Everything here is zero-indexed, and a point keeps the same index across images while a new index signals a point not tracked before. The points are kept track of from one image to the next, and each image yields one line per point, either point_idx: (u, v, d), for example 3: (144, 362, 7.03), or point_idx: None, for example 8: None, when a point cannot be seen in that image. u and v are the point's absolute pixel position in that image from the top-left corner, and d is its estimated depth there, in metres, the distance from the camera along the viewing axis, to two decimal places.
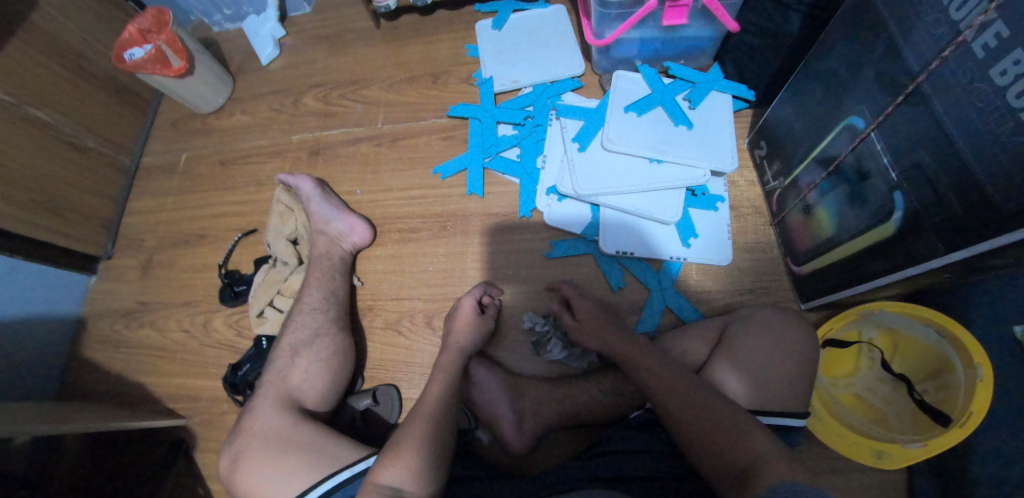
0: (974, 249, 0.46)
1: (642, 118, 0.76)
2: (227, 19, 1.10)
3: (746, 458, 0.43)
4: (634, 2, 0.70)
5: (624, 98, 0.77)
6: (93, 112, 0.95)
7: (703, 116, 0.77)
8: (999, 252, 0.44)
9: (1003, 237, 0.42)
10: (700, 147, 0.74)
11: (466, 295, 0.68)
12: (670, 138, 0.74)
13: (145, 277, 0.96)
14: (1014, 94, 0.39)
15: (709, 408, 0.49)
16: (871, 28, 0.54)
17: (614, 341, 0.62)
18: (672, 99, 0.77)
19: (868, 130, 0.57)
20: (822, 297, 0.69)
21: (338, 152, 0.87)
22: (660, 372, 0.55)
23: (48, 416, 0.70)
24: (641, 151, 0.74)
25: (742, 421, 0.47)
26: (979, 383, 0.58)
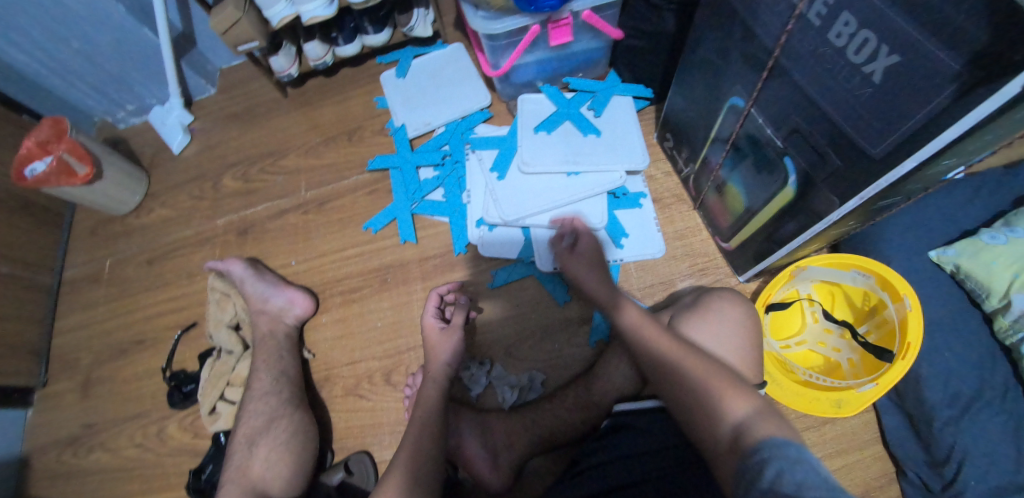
0: (862, 197, 0.50)
1: (553, 135, 0.80)
2: (132, 114, 1.10)
3: (730, 423, 0.42)
4: (521, 29, 0.75)
5: (532, 119, 0.81)
6: (4, 235, 0.90)
7: (608, 122, 0.81)
8: (884, 192, 0.48)
9: (882, 180, 0.47)
10: (610, 153, 0.78)
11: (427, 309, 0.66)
12: (582, 149, 0.78)
13: (86, 398, 0.89)
14: (851, 51, 0.43)
15: (683, 374, 0.49)
16: (728, 16, 0.59)
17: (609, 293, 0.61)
18: (577, 112, 0.81)
19: (748, 107, 0.61)
20: (755, 266, 0.73)
21: (266, 227, 0.86)
22: (649, 339, 0.54)
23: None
24: (558, 167, 0.77)
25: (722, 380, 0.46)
26: (910, 313, 0.63)
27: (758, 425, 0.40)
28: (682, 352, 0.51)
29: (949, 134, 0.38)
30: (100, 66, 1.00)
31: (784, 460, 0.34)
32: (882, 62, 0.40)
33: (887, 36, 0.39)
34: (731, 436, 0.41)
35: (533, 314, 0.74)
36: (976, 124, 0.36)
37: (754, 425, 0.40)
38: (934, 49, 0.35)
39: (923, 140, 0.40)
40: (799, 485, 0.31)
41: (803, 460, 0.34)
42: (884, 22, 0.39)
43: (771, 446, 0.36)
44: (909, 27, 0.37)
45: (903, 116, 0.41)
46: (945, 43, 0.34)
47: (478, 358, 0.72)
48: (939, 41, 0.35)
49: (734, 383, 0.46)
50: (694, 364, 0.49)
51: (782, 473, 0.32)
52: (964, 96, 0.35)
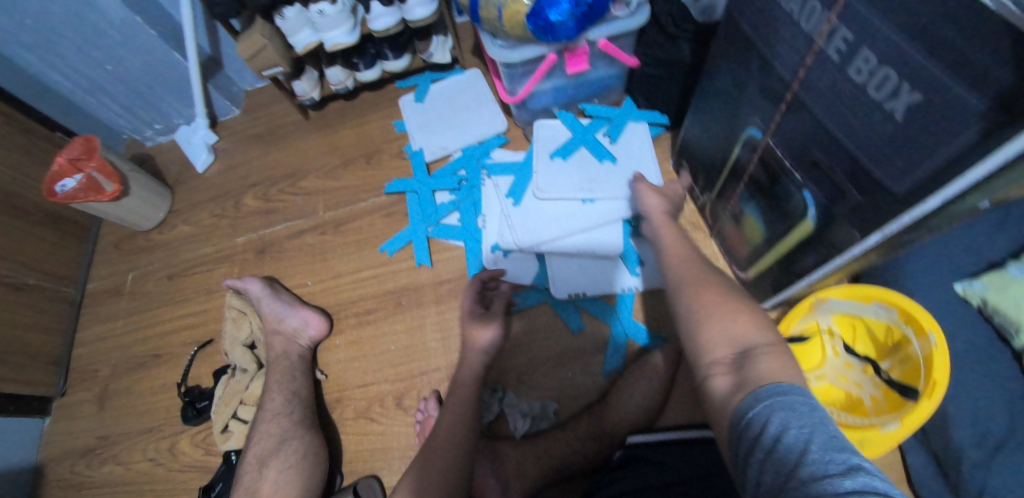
0: (883, 233, 0.48)
1: (570, 162, 0.81)
2: (159, 133, 1.14)
3: (731, 350, 0.41)
4: (537, 58, 0.76)
5: (550, 145, 0.83)
6: (31, 248, 0.93)
7: (625, 149, 0.82)
8: (906, 229, 0.46)
9: (905, 216, 0.45)
10: (626, 180, 0.79)
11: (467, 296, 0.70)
12: (599, 176, 0.79)
13: (102, 409, 0.91)
14: (872, 87, 0.43)
15: (692, 300, 0.48)
16: (745, 48, 0.59)
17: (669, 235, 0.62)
18: (592, 139, 0.83)
19: (765, 139, 0.61)
20: (775, 296, 0.72)
21: (284, 247, 0.87)
22: (684, 267, 0.54)
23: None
24: (573, 194, 0.78)
25: (730, 307, 0.46)
26: (935, 350, 0.60)
27: (760, 358, 0.38)
28: (703, 281, 0.50)
29: (973, 176, 0.36)
30: (132, 87, 1.04)
31: (783, 403, 0.32)
32: (904, 99, 0.40)
33: (908, 74, 0.38)
34: (730, 362, 0.40)
35: (546, 340, 0.73)
36: (998, 168, 0.34)
37: (757, 357, 0.39)
38: (957, 89, 0.34)
39: (943, 180, 0.39)
40: (805, 445, 0.28)
41: (798, 406, 0.32)
42: (903, 60, 0.38)
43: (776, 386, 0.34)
44: (931, 65, 0.36)
45: (924, 155, 0.40)
46: (964, 81, 0.33)
47: (490, 384, 0.72)
48: (961, 80, 0.34)
49: (755, 316, 0.44)
50: (705, 293, 0.48)
51: (786, 430, 0.30)
52: (988, 137, 0.34)
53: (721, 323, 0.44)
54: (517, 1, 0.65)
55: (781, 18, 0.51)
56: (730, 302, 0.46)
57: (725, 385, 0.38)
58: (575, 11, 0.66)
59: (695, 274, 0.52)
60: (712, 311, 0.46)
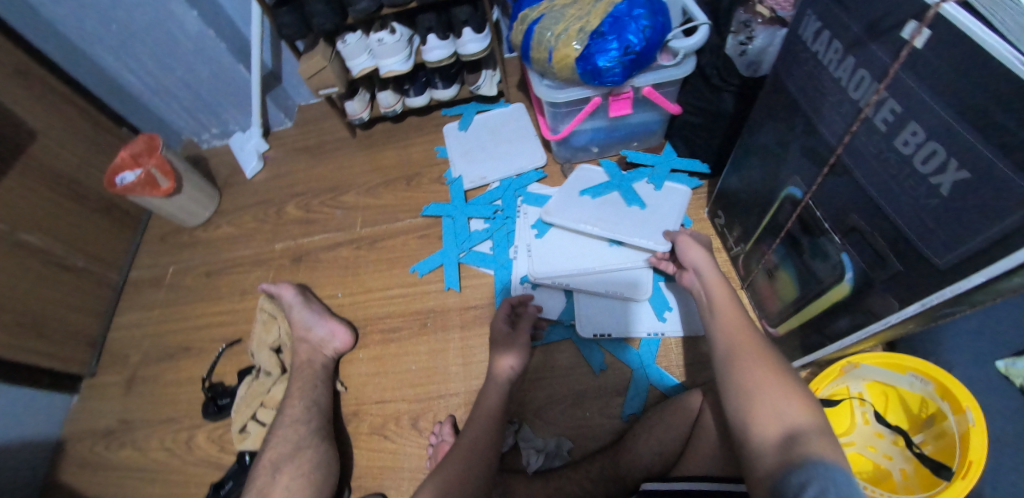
0: (923, 303, 0.47)
1: (586, 199, 0.83)
2: (215, 137, 1.21)
3: (778, 428, 0.40)
4: (582, 99, 0.78)
5: (573, 185, 0.85)
6: (83, 233, 1.00)
7: (649, 200, 0.82)
8: (949, 302, 0.45)
9: (947, 289, 0.44)
10: (643, 223, 0.78)
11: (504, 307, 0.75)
12: (613, 215, 0.80)
13: (128, 394, 0.94)
14: (918, 160, 0.42)
15: (740, 374, 0.46)
16: (790, 109, 0.60)
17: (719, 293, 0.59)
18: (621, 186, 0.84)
19: (806, 199, 0.61)
20: (803, 357, 0.71)
21: (320, 257, 0.90)
22: (734, 330, 0.52)
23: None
24: (577, 222, 0.79)
25: (780, 386, 0.44)
26: (972, 427, 0.57)
27: (809, 441, 0.37)
28: (755, 352, 0.48)
29: (1021, 256, 0.36)
30: (197, 93, 1.11)
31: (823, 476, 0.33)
32: (950, 176, 0.39)
33: (957, 150, 0.38)
34: (779, 442, 0.39)
35: (566, 377, 0.74)
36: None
37: (805, 438, 0.38)
38: (1008, 172, 0.34)
39: (990, 258, 0.38)
40: None
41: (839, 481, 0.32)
42: (953, 137, 0.38)
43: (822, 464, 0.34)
44: (983, 145, 0.36)
45: (968, 233, 0.40)
46: (1017, 164, 0.33)
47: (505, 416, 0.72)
48: (1012, 161, 0.34)
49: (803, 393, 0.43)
50: (756, 368, 0.46)
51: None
52: None
53: (768, 403, 0.42)
54: (569, 46, 0.69)
55: (828, 83, 0.52)
56: (782, 381, 0.44)
57: (770, 468, 0.37)
58: (623, 59, 0.68)
59: (746, 343, 0.50)
60: (760, 388, 0.44)
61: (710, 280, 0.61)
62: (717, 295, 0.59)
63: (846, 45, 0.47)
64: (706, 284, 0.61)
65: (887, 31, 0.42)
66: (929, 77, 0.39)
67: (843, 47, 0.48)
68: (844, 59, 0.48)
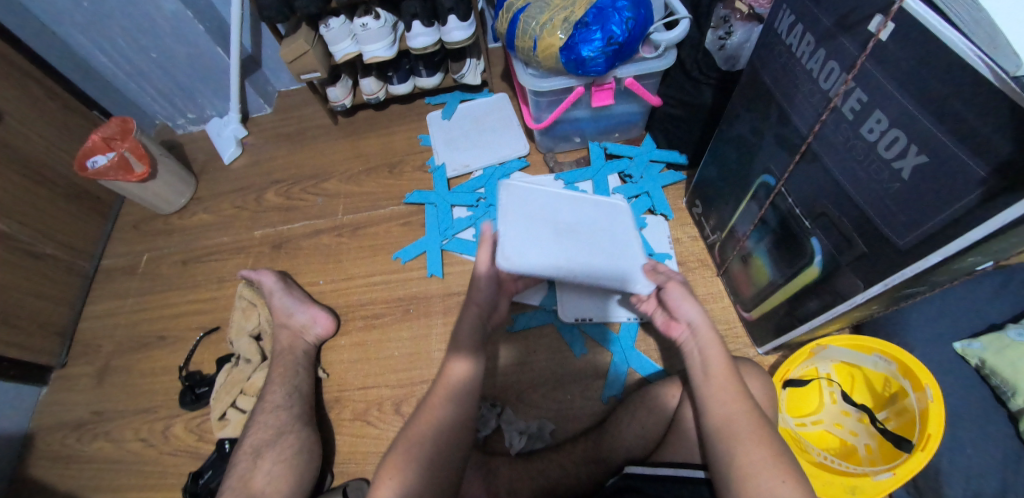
0: (886, 283, 0.50)
1: (544, 231, 0.67)
2: (191, 122, 1.18)
3: None
4: (565, 89, 0.80)
5: (524, 210, 0.68)
6: (51, 219, 0.96)
7: (602, 224, 0.73)
8: (908, 282, 0.48)
9: (907, 269, 0.47)
10: (609, 260, 0.68)
11: (486, 242, 0.64)
12: (579, 254, 0.66)
13: (101, 385, 0.91)
14: (882, 147, 0.45)
15: (735, 458, 0.47)
16: (765, 99, 0.62)
17: (709, 347, 0.55)
18: (573, 210, 0.72)
19: (779, 186, 0.63)
20: (774, 340, 0.74)
21: (300, 244, 0.90)
22: (726, 396, 0.51)
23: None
24: (541, 268, 0.63)
25: (775, 469, 0.45)
26: (931, 403, 0.60)
27: None
28: (750, 433, 0.48)
29: (974, 235, 0.39)
30: (172, 76, 1.08)
31: None
32: (911, 161, 0.42)
33: (918, 137, 0.40)
34: None
35: (547, 360, 0.75)
36: (1000, 228, 0.36)
37: None
38: (963, 157, 0.36)
39: (945, 238, 0.41)
40: None
41: None
42: (914, 125, 0.40)
43: None
44: (941, 132, 0.38)
45: (926, 216, 0.42)
46: (970, 148, 0.36)
47: (489, 400, 0.73)
48: (966, 146, 0.36)
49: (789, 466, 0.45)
50: (752, 451, 0.47)
51: None
52: (991, 200, 0.36)
53: (764, 496, 0.44)
54: (553, 35, 0.70)
55: (800, 75, 0.54)
56: (775, 466, 0.45)
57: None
58: (606, 49, 0.69)
59: (738, 418, 0.49)
60: (755, 473, 0.45)
61: (706, 341, 0.55)
62: (706, 348, 0.55)
63: (817, 38, 0.49)
64: (698, 345, 0.56)
65: (855, 23, 0.44)
66: (893, 67, 0.41)
67: (815, 40, 0.50)
68: (816, 51, 0.50)
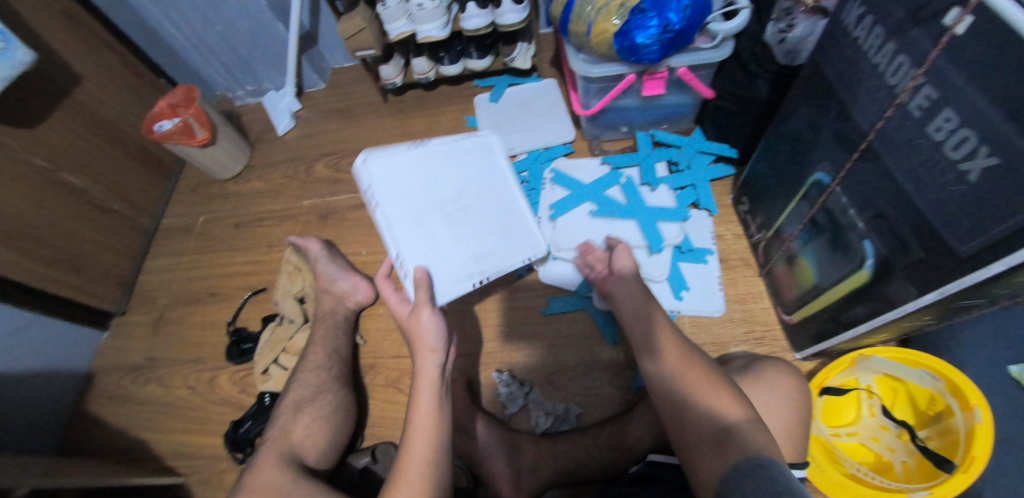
0: (942, 291, 0.48)
1: (440, 236, 0.66)
2: (249, 94, 1.24)
3: (719, 424, 0.45)
4: (616, 76, 0.80)
5: (412, 227, 0.64)
6: (120, 178, 1.03)
7: (474, 191, 0.72)
8: (966, 291, 0.46)
9: (967, 278, 0.45)
10: (504, 235, 0.74)
11: (421, 306, 0.60)
12: (482, 244, 0.71)
13: (156, 333, 0.98)
14: (949, 147, 0.43)
15: (676, 381, 0.51)
16: (826, 94, 0.60)
17: (641, 297, 0.63)
18: (446, 181, 0.69)
19: (833, 185, 0.61)
20: (814, 345, 0.72)
21: (346, 215, 0.95)
22: (657, 329, 0.57)
23: (42, 471, 0.69)
24: (470, 282, 0.67)
25: (710, 387, 0.49)
26: (979, 425, 0.58)
27: (745, 435, 0.42)
28: (674, 352, 0.53)
29: None
30: (234, 49, 1.14)
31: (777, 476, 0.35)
32: (980, 162, 0.40)
33: (988, 137, 0.38)
34: (716, 439, 0.43)
35: (577, 345, 0.76)
36: None
37: (740, 433, 0.42)
38: None
39: (1010, 247, 0.39)
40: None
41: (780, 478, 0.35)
42: (985, 125, 0.38)
43: (757, 459, 0.38)
44: (1014, 132, 0.36)
45: (991, 221, 0.40)
46: None
47: (518, 379, 0.74)
48: None
49: (727, 389, 0.48)
50: (687, 372, 0.51)
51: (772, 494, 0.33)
52: None
53: (707, 410, 0.47)
54: (608, 21, 0.69)
55: (866, 69, 0.52)
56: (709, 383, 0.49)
57: (712, 469, 0.41)
58: (660, 37, 0.68)
59: (669, 346, 0.54)
60: (695, 391, 0.49)
61: (633, 290, 0.64)
62: (639, 296, 0.63)
63: (888, 31, 0.47)
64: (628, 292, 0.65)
65: (930, 17, 0.42)
66: (968, 62, 0.39)
67: (885, 32, 0.48)
68: (884, 45, 0.48)
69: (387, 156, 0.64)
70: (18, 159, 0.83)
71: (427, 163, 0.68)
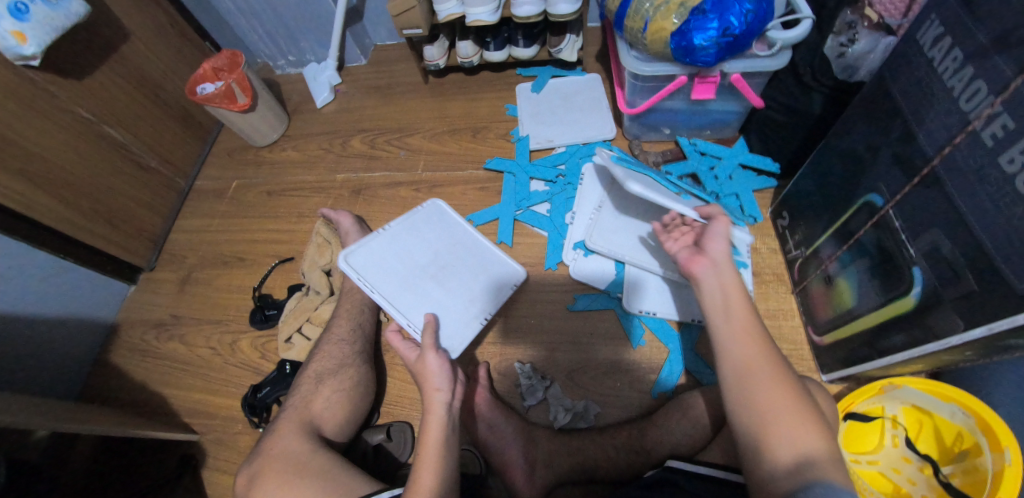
0: (991, 327, 0.46)
1: (433, 295, 0.75)
2: (290, 64, 1.24)
3: (792, 459, 0.42)
4: (667, 76, 0.79)
5: (407, 298, 0.74)
6: (159, 136, 1.04)
7: (445, 248, 0.80)
8: (1016, 332, 0.44)
9: (1020, 316, 0.42)
10: (489, 274, 0.79)
11: (426, 351, 0.61)
12: (473, 287, 0.77)
13: (182, 291, 0.99)
14: (1021, 180, 0.41)
15: (761, 399, 0.45)
16: (888, 114, 0.58)
17: (733, 290, 0.53)
18: (421, 250, 0.79)
19: (886, 208, 0.59)
20: (844, 369, 0.70)
21: (379, 193, 0.97)
22: (744, 333, 0.49)
23: (67, 415, 0.71)
24: (475, 320, 0.73)
25: (793, 413, 0.44)
26: (1009, 467, 0.56)
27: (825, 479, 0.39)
28: (762, 369, 0.47)
29: None
30: (280, 18, 1.15)
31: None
32: None
33: None
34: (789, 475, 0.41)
35: (600, 345, 0.75)
36: None
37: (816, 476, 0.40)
38: None
39: None
40: None
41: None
42: None
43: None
44: None
45: None
46: None
47: (540, 372, 0.75)
48: None
49: (808, 417, 0.44)
50: (775, 395, 0.45)
51: None
52: None
53: (782, 440, 0.43)
54: (666, 19, 0.68)
55: (937, 92, 0.50)
56: (797, 411, 0.44)
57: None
58: (720, 40, 0.66)
59: (758, 362, 0.48)
60: (776, 418, 0.44)
61: (728, 280, 0.54)
62: (730, 291, 0.53)
63: (967, 54, 0.45)
64: (720, 281, 0.54)
65: (1017, 44, 0.40)
66: None
67: (963, 56, 0.46)
68: (961, 68, 0.46)
69: (367, 252, 0.77)
70: (63, 109, 0.85)
71: (398, 243, 0.79)
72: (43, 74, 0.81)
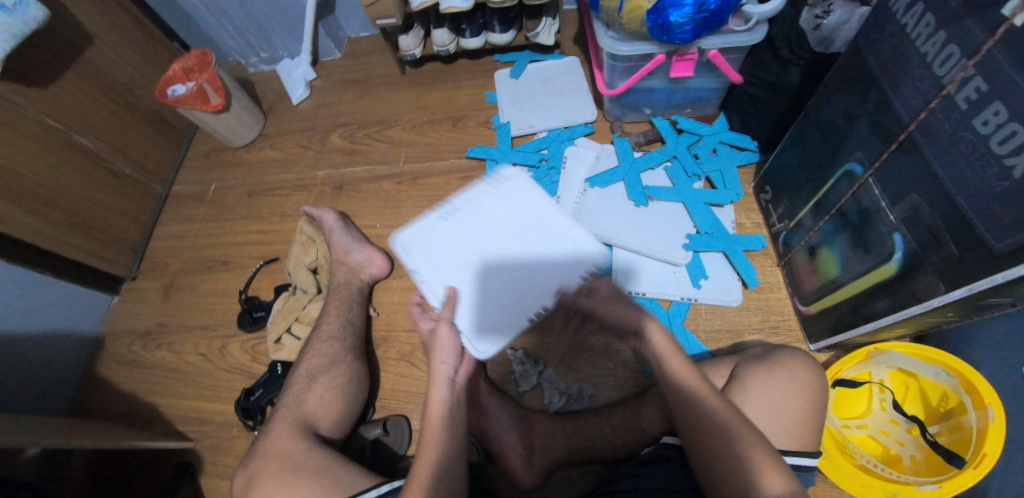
0: (971, 288, 0.47)
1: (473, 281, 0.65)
2: (263, 61, 1.21)
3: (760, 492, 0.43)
4: (644, 56, 0.78)
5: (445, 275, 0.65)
6: (131, 142, 1.02)
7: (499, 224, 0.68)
8: (996, 290, 0.45)
9: (998, 275, 0.43)
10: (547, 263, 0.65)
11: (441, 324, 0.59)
12: (531, 289, 0.64)
13: (166, 299, 0.98)
14: (997, 142, 0.42)
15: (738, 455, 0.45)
16: (864, 81, 0.58)
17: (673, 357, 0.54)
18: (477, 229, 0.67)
19: (866, 176, 0.60)
20: (830, 337, 0.71)
21: (362, 187, 0.96)
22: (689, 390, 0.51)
23: (55, 431, 0.69)
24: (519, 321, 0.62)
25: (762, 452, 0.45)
26: (991, 423, 0.57)
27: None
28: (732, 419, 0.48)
29: None
30: (250, 15, 1.12)
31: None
32: None
33: None
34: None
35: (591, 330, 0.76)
36: None
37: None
38: None
39: None
40: None
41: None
42: None
43: None
44: None
45: None
46: None
47: (532, 358, 0.75)
48: None
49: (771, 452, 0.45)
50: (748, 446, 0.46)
51: None
52: None
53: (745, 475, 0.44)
54: None
55: (911, 58, 0.50)
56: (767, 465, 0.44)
57: None
58: (695, 16, 0.66)
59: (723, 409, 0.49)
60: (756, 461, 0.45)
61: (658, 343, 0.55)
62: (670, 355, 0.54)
63: (939, 19, 0.45)
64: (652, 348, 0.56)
65: (986, 7, 0.40)
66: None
67: (936, 21, 0.46)
68: (934, 33, 0.46)
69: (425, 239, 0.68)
70: (29, 118, 0.82)
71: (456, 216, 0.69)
72: (5, 83, 0.78)
